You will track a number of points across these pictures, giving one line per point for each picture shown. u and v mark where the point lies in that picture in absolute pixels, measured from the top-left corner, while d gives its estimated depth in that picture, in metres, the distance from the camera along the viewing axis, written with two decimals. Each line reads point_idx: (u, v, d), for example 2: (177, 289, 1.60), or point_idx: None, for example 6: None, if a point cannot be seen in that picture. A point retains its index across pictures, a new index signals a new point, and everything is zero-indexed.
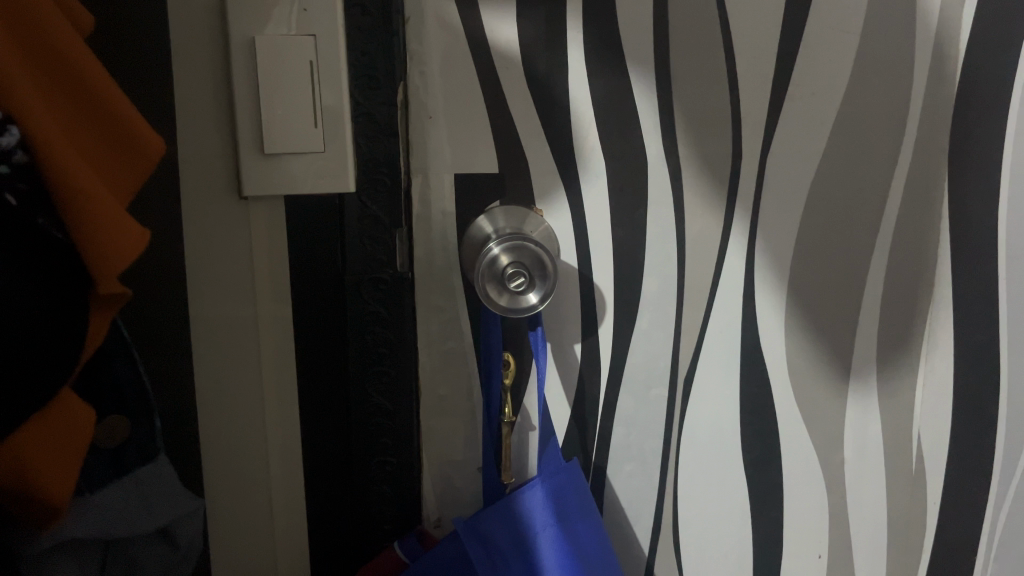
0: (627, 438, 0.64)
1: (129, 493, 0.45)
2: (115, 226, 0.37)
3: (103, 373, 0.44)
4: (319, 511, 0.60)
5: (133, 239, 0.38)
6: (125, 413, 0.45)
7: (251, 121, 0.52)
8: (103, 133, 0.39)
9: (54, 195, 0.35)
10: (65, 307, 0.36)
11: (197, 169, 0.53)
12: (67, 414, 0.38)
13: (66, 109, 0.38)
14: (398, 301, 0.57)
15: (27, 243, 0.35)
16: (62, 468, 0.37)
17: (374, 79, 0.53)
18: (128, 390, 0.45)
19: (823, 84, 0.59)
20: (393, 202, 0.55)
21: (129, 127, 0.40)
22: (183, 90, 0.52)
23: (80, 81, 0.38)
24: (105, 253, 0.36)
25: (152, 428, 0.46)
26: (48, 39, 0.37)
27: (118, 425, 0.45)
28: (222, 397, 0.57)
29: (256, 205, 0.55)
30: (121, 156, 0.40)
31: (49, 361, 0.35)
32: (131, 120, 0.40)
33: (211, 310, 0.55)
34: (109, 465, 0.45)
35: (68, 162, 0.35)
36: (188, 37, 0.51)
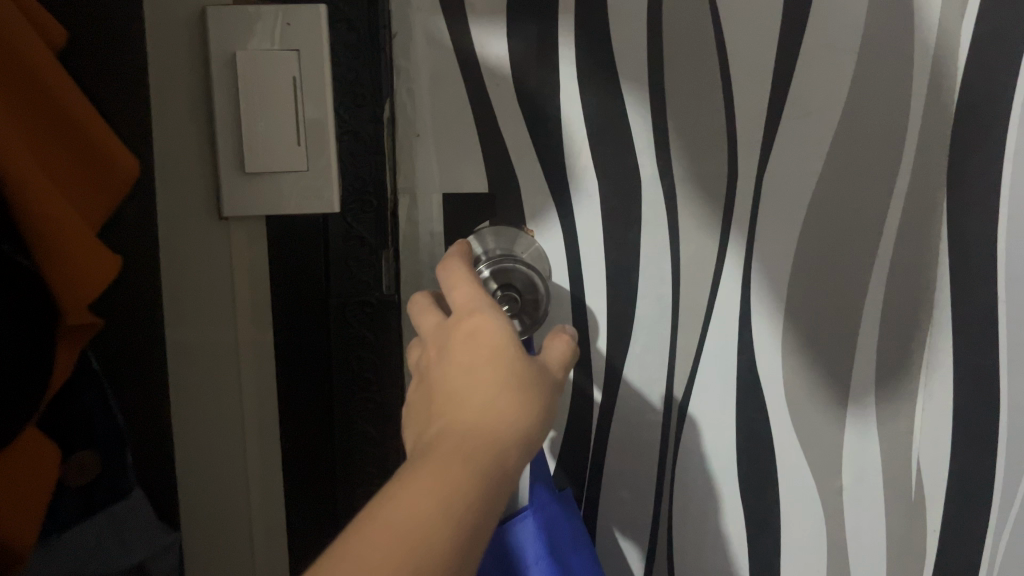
0: (620, 465, 0.63)
1: (103, 532, 0.43)
2: (89, 255, 0.36)
3: (73, 406, 0.42)
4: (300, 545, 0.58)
5: (102, 267, 0.36)
6: (96, 450, 0.43)
7: (233, 139, 0.51)
8: (73, 153, 0.37)
9: (27, 230, 0.33)
10: (36, 341, 0.34)
11: (176, 187, 0.51)
12: (30, 452, 0.36)
13: (39, 130, 0.36)
14: (384, 324, 0.55)
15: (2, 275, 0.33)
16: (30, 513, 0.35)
17: (358, 96, 0.52)
18: (97, 423, 0.43)
19: (819, 103, 0.58)
20: (379, 222, 0.54)
21: (101, 150, 0.38)
22: (161, 104, 0.50)
23: (52, 103, 0.36)
24: (76, 280, 0.35)
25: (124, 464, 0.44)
26: (24, 58, 0.35)
27: (88, 462, 0.43)
28: (200, 424, 0.55)
29: (236, 225, 0.52)
30: (93, 179, 0.39)
31: (21, 394, 0.33)
32: (104, 142, 0.39)
33: (189, 334, 0.53)
34: (76, 505, 0.43)
35: (43, 193, 0.33)
36: (167, 50, 0.50)
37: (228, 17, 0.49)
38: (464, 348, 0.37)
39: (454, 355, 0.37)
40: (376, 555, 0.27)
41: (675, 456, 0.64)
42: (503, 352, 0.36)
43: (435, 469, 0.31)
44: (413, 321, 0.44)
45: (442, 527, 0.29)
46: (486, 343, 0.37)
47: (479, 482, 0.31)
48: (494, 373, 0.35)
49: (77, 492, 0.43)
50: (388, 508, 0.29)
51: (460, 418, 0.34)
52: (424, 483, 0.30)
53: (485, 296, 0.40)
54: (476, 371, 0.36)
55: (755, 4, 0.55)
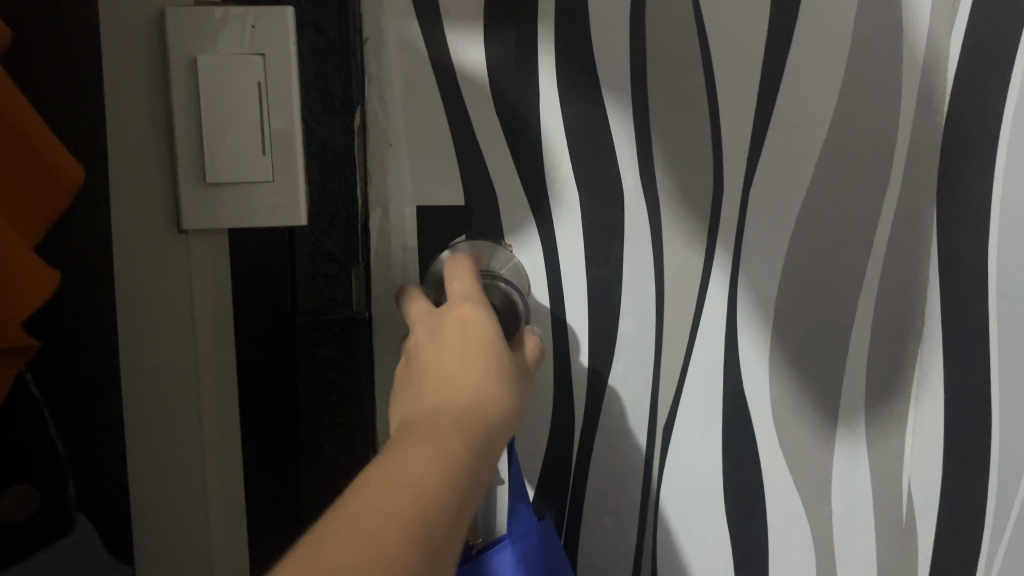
0: (602, 490, 0.61)
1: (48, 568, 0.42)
2: (29, 271, 0.34)
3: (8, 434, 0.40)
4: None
5: (42, 283, 0.35)
6: (33, 482, 0.41)
7: (193, 148, 0.48)
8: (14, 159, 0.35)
9: None
10: None
11: (132, 197, 0.48)
12: None
13: None
14: (352, 343, 0.52)
15: None
16: None
17: (329, 104, 0.49)
18: (35, 454, 0.41)
19: (807, 115, 0.56)
20: (350, 236, 0.51)
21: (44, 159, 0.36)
22: (116, 108, 0.47)
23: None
24: (20, 298, 0.34)
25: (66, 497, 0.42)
26: None
27: (26, 496, 0.41)
28: (156, 449, 0.51)
29: (196, 238, 0.49)
30: (35, 190, 0.36)
31: None
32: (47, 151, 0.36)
33: (143, 352, 0.50)
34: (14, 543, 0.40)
35: None
36: (124, 52, 0.47)
37: (190, 18, 0.46)
38: (454, 331, 0.40)
39: (444, 336, 0.40)
40: (377, 504, 0.28)
41: (659, 481, 0.61)
42: (490, 338, 0.40)
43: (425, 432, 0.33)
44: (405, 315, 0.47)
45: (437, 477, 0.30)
46: (474, 328, 0.40)
47: (468, 445, 0.33)
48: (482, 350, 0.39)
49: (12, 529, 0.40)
50: (386, 465, 0.30)
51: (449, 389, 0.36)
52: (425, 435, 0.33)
53: (477, 293, 0.44)
54: (464, 348, 0.39)
55: (742, 12, 0.54)
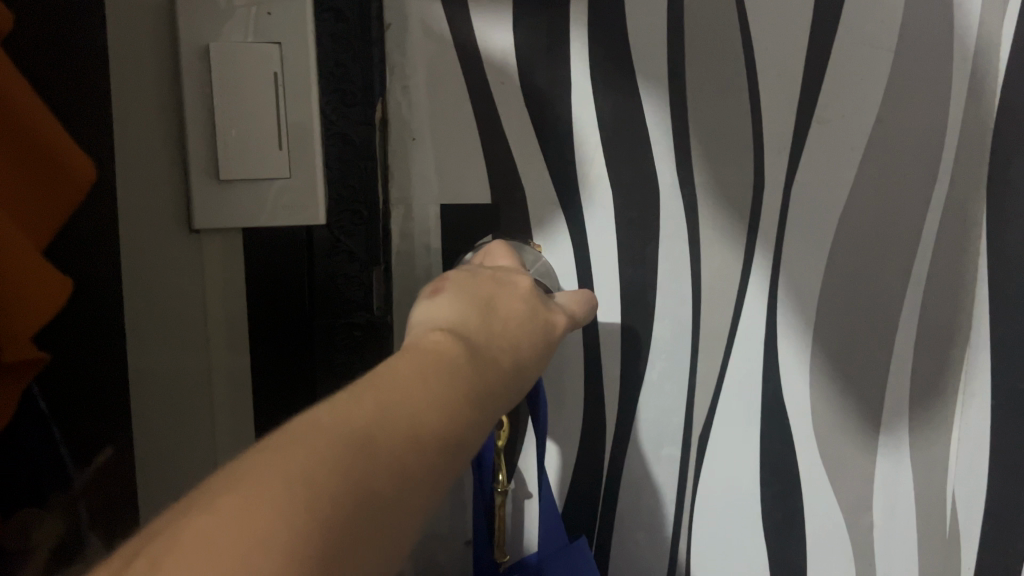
0: (636, 502, 0.58)
1: None
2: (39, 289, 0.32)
3: None
4: None
5: (53, 295, 0.33)
6: None
7: (207, 144, 0.45)
8: (26, 161, 0.33)
9: None
10: None
11: (140, 196, 0.45)
12: None
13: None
14: (374, 347, 0.49)
15: None
16: None
17: (348, 95, 0.47)
18: None
19: (853, 106, 0.53)
20: (370, 236, 0.48)
21: (63, 167, 0.34)
22: (123, 102, 0.44)
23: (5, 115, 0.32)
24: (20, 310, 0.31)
25: None
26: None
27: None
28: (165, 469, 0.48)
29: (208, 239, 0.47)
30: (45, 195, 0.34)
31: None
32: (69, 158, 0.34)
33: (151, 361, 0.46)
34: None
35: None
36: (129, 41, 0.43)
37: (202, 3, 0.43)
38: (520, 294, 0.37)
39: (510, 290, 0.37)
40: (404, 401, 0.25)
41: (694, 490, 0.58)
42: (548, 324, 0.37)
43: (466, 356, 0.29)
44: (491, 256, 0.46)
45: (463, 438, 0.26)
46: (538, 305, 0.37)
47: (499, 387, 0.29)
48: (540, 327, 0.36)
49: None
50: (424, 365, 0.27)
51: (500, 333, 0.33)
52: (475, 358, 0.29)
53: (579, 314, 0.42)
54: (524, 312, 0.36)
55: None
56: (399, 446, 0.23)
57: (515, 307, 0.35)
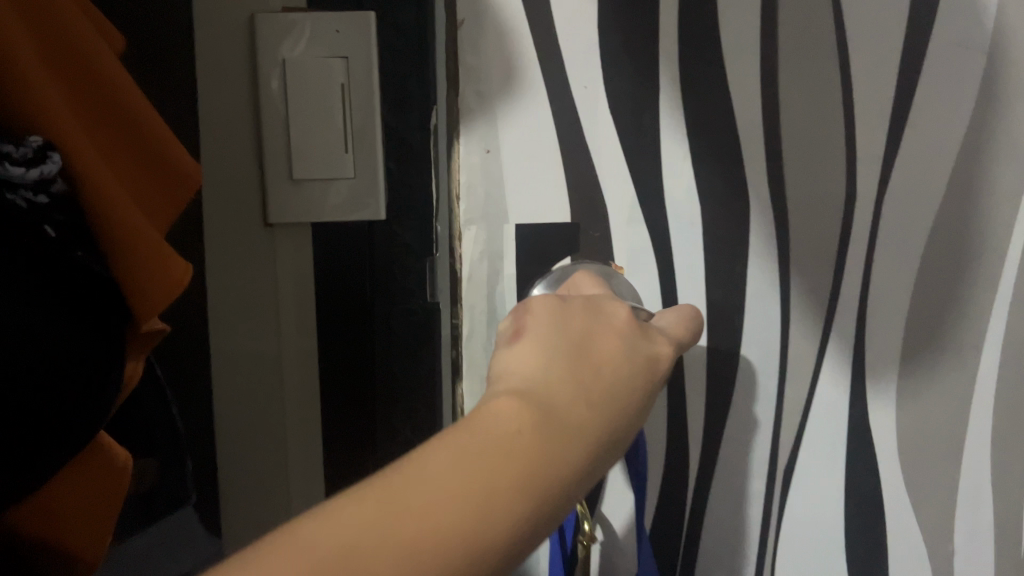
0: (727, 505, 0.58)
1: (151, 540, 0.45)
2: (162, 266, 0.37)
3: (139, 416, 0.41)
4: None
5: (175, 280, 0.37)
6: (155, 458, 0.43)
7: (283, 148, 0.51)
8: (144, 155, 0.39)
9: (97, 229, 0.35)
10: (105, 351, 0.35)
11: (224, 192, 0.51)
12: (100, 464, 0.36)
13: (109, 140, 0.38)
14: (430, 334, 0.53)
15: (64, 282, 0.34)
16: (94, 524, 0.36)
17: (406, 100, 0.51)
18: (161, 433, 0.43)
19: (949, 106, 0.52)
20: (424, 230, 0.52)
21: (176, 167, 0.40)
22: (211, 111, 0.50)
23: (124, 114, 0.38)
24: (154, 291, 0.36)
25: (182, 473, 0.45)
26: (99, 75, 0.37)
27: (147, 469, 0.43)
28: (245, 436, 0.54)
29: (282, 232, 0.52)
30: (161, 186, 0.40)
31: (93, 396, 0.34)
32: (179, 160, 0.40)
33: (233, 340, 0.53)
34: (135, 508, 0.44)
35: (108, 193, 0.35)
36: (217, 59, 0.50)
37: (278, 23, 0.49)
38: (628, 328, 0.34)
39: (614, 321, 0.34)
40: (479, 480, 0.23)
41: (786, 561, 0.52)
42: (654, 360, 0.34)
43: (556, 407, 0.27)
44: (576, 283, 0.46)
45: (541, 518, 0.24)
46: (645, 341, 0.34)
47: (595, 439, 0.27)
48: (646, 361, 0.33)
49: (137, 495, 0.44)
50: (506, 428, 0.25)
51: (600, 368, 0.30)
52: (565, 404, 0.27)
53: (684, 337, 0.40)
54: (628, 345, 0.33)
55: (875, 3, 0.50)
56: (465, 542, 0.22)
57: (616, 339, 0.33)
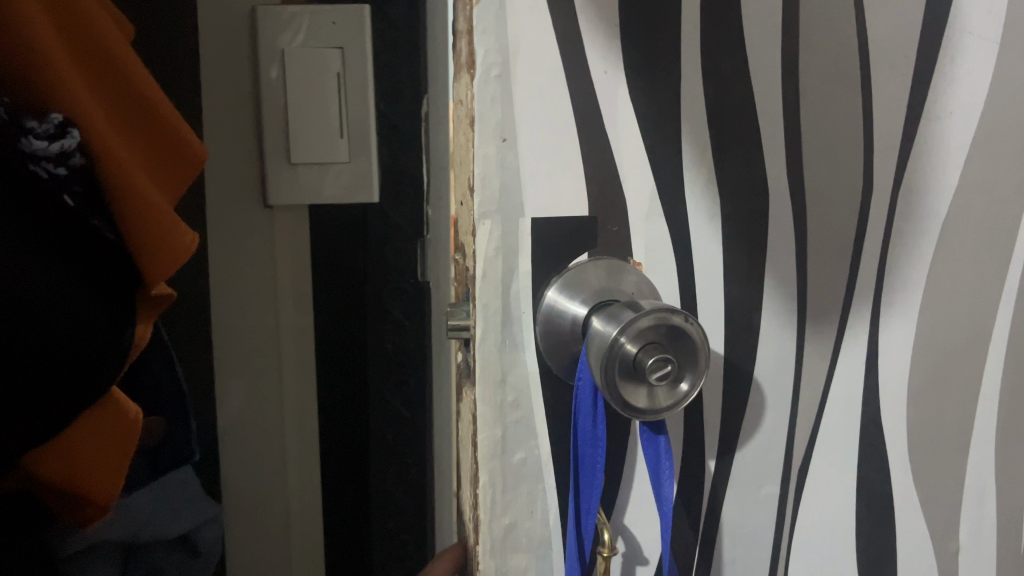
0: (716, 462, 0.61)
1: (157, 497, 0.48)
2: (167, 235, 0.39)
3: (144, 374, 0.45)
4: (336, 514, 0.60)
5: (184, 247, 0.41)
6: (161, 416, 0.46)
7: (281, 133, 0.53)
8: (151, 134, 0.42)
9: (109, 200, 0.38)
10: (116, 310, 0.38)
11: (225, 174, 0.54)
12: (109, 423, 0.39)
13: (120, 120, 0.40)
14: (419, 309, 0.57)
15: (81, 248, 0.37)
16: (100, 471, 0.39)
17: (398, 90, 0.55)
18: (166, 392, 0.46)
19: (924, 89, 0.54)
20: (415, 211, 0.57)
21: (184, 146, 0.43)
22: (213, 97, 0.53)
23: (133, 94, 0.41)
24: (159, 258, 0.39)
25: (187, 431, 0.47)
26: (111, 59, 0.40)
27: (155, 427, 0.46)
28: (242, 406, 0.57)
29: (280, 213, 0.55)
30: (170, 163, 0.42)
31: (104, 353, 0.37)
32: (186, 139, 0.43)
33: (230, 314, 0.55)
34: (143, 468, 0.47)
35: (120, 167, 0.38)
36: (219, 48, 0.53)
37: (277, 15, 0.52)
38: None
39: None
40: None
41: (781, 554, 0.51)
42: None
43: None
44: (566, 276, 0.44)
45: None
46: None
47: None
48: None
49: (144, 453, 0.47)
50: None
51: None
52: None
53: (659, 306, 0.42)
54: None
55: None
56: None
57: None
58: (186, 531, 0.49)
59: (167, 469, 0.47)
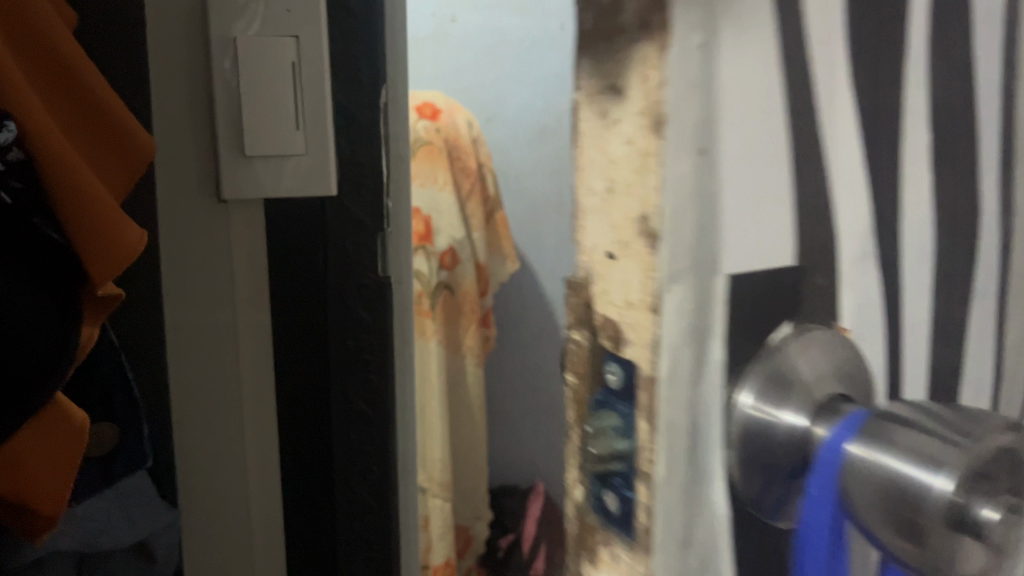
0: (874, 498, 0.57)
1: (112, 506, 0.45)
2: (112, 230, 0.38)
3: (93, 376, 0.44)
4: (297, 515, 0.58)
5: (131, 243, 0.39)
6: (114, 421, 0.45)
7: (236, 126, 0.52)
8: (95, 127, 0.40)
9: (51, 195, 0.36)
10: (59, 308, 0.36)
11: (178, 169, 0.52)
12: (57, 424, 0.37)
13: (62, 115, 0.39)
14: (382, 305, 0.55)
15: (18, 244, 0.35)
16: (49, 478, 0.37)
17: (357, 81, 0.54)
18: (116, 396, 0.45)
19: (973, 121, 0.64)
20: (376, 204, 0.55)
21: (133, 138, 0.41)
22: (163, 89, 0.51)
23: (77, 86, 0.39)
24: (105, 256, 0.37)
25: (140, 436, 0.46)
26: (51, 47, 0.38)
27: (107, 433, 0.45)
28: (198, 404, 0.55)
29: (236, 208, 0.54)
30: (115, 157, 0.41)
31: (45, 355, 0.35)
32: (134, 130, 0.41)
33: (186, 312, 0.54)
34: (96, 475, 0.45)
35: (63, 159, 0.36)
36: (169, 37, 0.51)
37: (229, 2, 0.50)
38: None
39: None
40: None
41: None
42: None
43: None
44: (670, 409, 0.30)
45: None
46: None
47: None
48: None
49: (96, 461, 0.45)
50: None
51: None
52: None
53: None
54: None
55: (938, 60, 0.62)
56: None
57: None
58: (142, 539, 0.47)
59: (120, 476, 0.45)
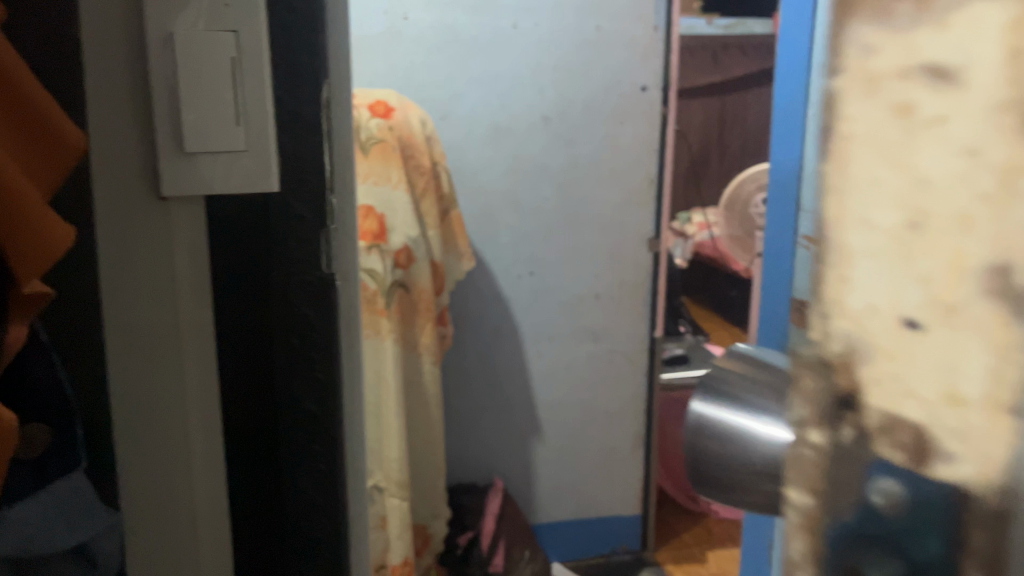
0: None
1: (48, 506, 0.44)
2: (38, 226, 0.37)
3: (25, 376, 0.44)
4: (244, 509, 0.59)
5: (58, 238, 0.38)
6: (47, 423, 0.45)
7: (174, 124, 0.50)
8: (21, 121, 0.39)
9: None
10: None
11: (111, 164, 0.49)
12: None
13: None
14: (327, 303, 0.56)
15: None
16: None
17: (297, 76, 0.53)
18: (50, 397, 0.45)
19: None
20: (319, 200, 0.55)
21: (59, 132, 0.40)
22: (94, 81, 0.48)
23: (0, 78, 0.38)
24: (30, 254, 0.37)
25: (74, 437, 0.46)
26: None
27: (39, 435, 0.45)
28: (141, 414, 0.51)
29: (175, 206, 0.51)
30: (42, 151, 0.40)
31: None
32: (61, 124, 0.40)
33: (124, 313, 0.50)
34: (29, 478, 0.44)
35: None
36: (101, 27, 0.48)
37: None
38: None
39: None
40: None
41: None
42: None
43: None
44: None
45: None
46: None
47: None
48: None
49: (29, 464, 0.44)
50: None
51: None
52: None
53: None
54: None
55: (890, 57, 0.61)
56: None
57: None
58: (82, 543, 0.46)
59: (55, 479, 0.45)
